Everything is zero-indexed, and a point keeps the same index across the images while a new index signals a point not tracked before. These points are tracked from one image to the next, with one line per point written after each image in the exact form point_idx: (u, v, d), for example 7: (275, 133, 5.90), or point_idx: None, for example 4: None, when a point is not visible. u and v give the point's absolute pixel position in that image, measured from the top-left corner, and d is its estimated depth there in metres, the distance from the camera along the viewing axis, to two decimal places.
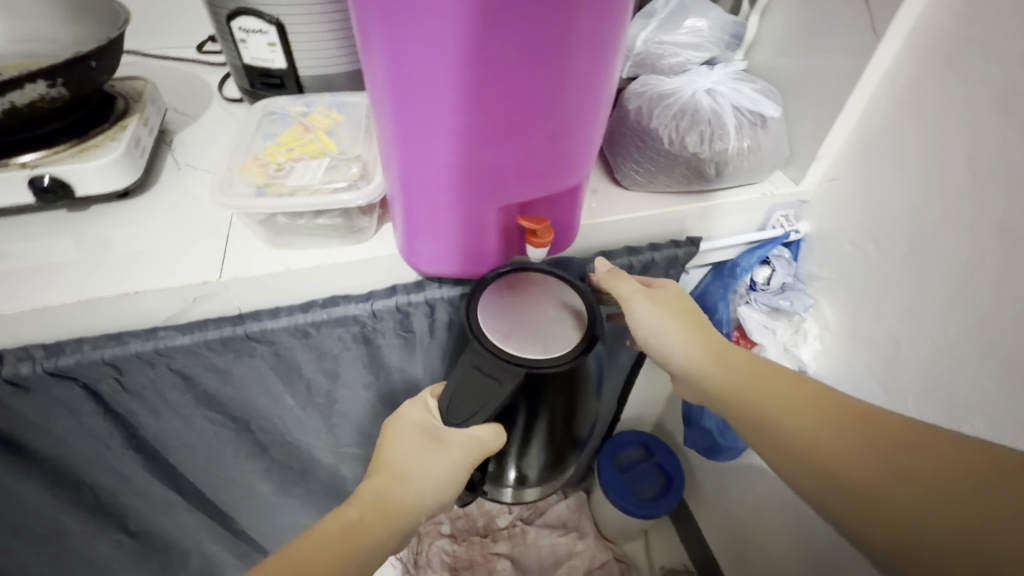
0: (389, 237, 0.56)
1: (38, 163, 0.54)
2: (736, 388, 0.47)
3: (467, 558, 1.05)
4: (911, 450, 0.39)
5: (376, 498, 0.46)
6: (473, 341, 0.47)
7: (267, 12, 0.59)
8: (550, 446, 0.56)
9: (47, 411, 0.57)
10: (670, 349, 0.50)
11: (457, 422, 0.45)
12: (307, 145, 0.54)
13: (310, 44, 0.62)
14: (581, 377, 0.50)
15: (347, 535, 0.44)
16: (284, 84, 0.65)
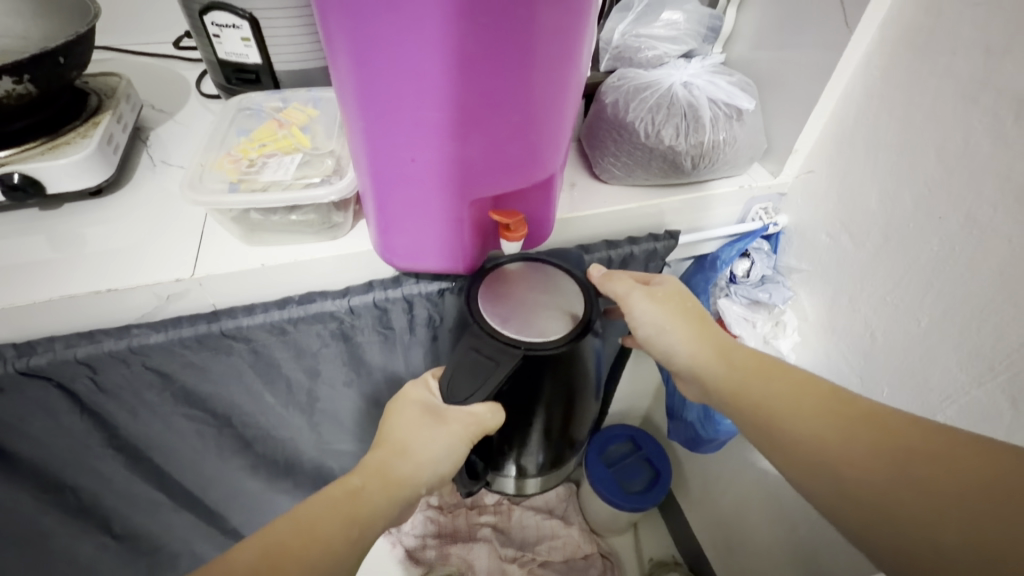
0: (364, 233, 0.56)
1: (7, 161, 0.53)
2: (740, 386, 0.48)
3: (452, 526, 1.09)
4: (920, 456, 0.38)
5: (378, 468, 0.46)
6: (474, 324, 0.48)
7: (240, 7, 0.58)
8: (549, 446, 0.61)
9: (23, 412, 0.56)
10: (672, 348, 0.52)
11: (457, 400, 0.45)
12: (281, 141, 0.54)
13: (283, 39, 0.61)
14: (580, 364, 0.51)
15: (349, 504, 0.43)
16: (260, 79, 0.65)
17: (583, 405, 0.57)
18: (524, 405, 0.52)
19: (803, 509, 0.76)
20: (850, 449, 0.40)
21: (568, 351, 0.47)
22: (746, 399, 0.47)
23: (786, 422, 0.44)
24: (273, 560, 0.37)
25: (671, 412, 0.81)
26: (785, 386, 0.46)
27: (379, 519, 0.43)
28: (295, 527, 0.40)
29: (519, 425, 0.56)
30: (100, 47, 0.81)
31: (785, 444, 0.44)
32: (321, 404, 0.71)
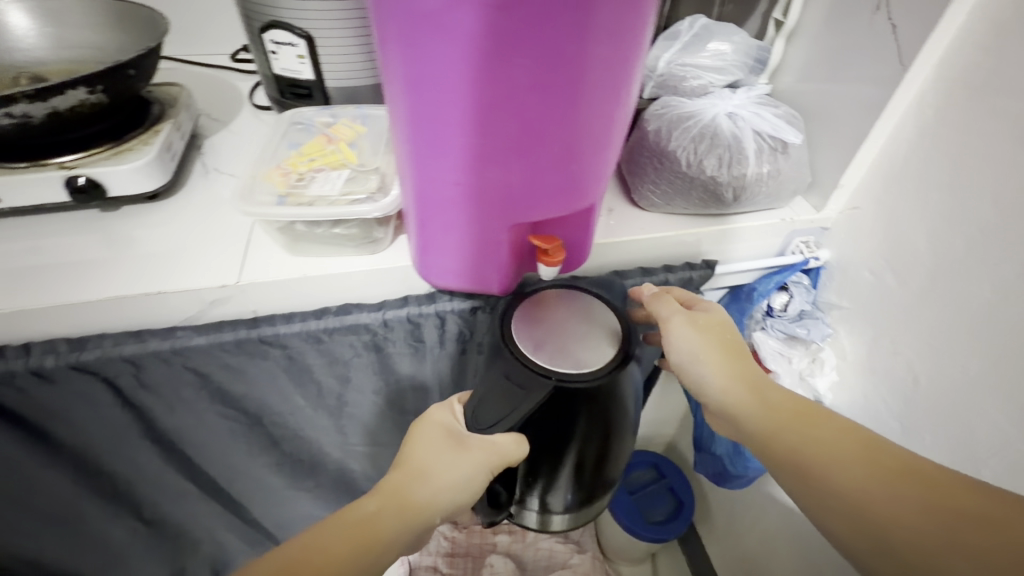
0: (402, 249, 0.57)
1: (75, 164, 0.56)
2: (786, 435, 0.44)
3: (466, 545, 1.08)
4: (960, 513, 0.37)
5: (398, 490, 0.46)
6: (507, 349, 0.48)
7: (298, 26, 0.60)
8: (577, 483, 0.57)
9: (71, 402, 0.58)
10: (702, 381, 0.48)
11: (481, 428, 0.45)
12: (330, 156, 0.55)
13: (337, 57, 0.63)
14: (615, 403, 0.50)
15: (366, 528, 0.43)
16: (312, 95, 0.67)
17: (619, 444, 0.55)
18: (556, 439, 0.50)
19: (832, 555, 0.73)
20: (921, 527, 0.38)
21: (602, 385, 0.46)
22: (794, 452, 0.44)
23: (841, 486, 0.41)
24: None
25: (698, 443, 0.80)
26: (834, 438, 0.43)
27: (392, 546, 0.43)
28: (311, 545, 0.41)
29: (547, 460, 0.54)
30: (164, 56, 0.86)
31: (841, 512, 0.41)
32: (349, 411, 0.72)
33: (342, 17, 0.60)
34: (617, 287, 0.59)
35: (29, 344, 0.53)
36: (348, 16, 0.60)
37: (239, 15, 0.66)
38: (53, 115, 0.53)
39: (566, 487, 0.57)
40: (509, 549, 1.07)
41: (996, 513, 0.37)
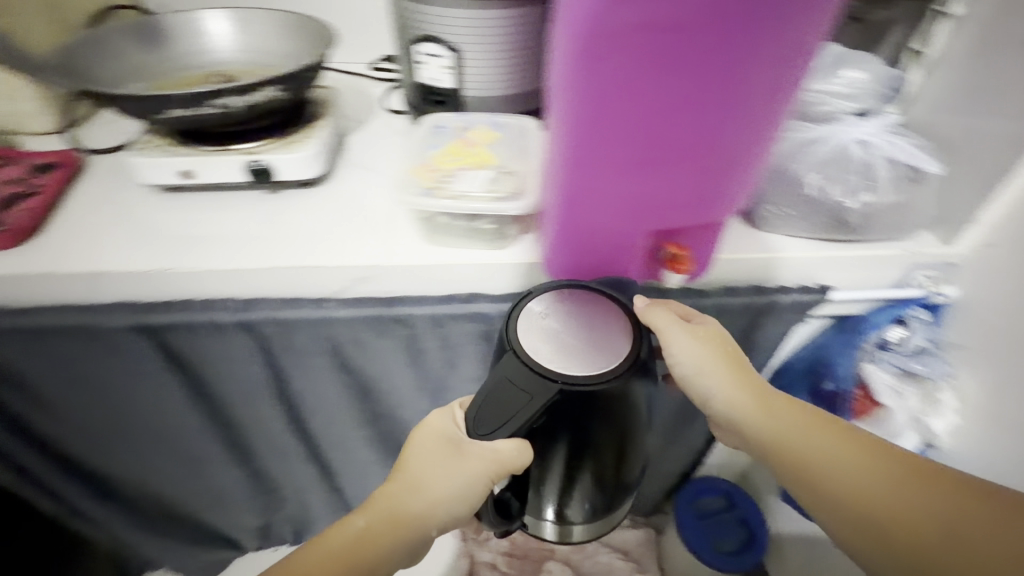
0: (526, 247, 0.61)
1: (252, 151, 0.64)
2: (795, 449, 0.50)
3: (524, 549, 1.10)
4: (946, 508, 0.45)
5: (395, 504, 0.50)
6: (511, 350, 0.48)
7: (449, 39, 0.67)
8: (597, 491, 0.56)
9: (221, 359, 0.66)
10: (711, 396, 0.53)
11: (483, 432, 0.45)
12: (472, 156, 0.60)
13: (477, 69, 0.69)
14: (626, 407, 0.49)
15: (364, 542, 0.48)
16: (448, 102, 0.73)
17: (638, 449, 0.54)
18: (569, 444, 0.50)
19: None
20: (920, 529, 0.45)
21: (610, 388, 0.47)
22: (804, 463, 0.49)
23: (847, 493, 0.47)
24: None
25: None
26: (839, 448, 0.49)
27: (391, 555, 0.49)
28: (315, 556, 0.48)
29: (564, 475, 0.53)
30: None
31: (847, 515, 0.47)
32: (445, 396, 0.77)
33: (488, 33, 0.66)
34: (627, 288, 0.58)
35: (203, 301, 0.61)
36: (494, 32, 0.66)
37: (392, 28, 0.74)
38: (244, 107, 0.61)
39: (583, 496, 0.56)
40: (567, 558, 1.08)
41: (974, 505, 0.44)
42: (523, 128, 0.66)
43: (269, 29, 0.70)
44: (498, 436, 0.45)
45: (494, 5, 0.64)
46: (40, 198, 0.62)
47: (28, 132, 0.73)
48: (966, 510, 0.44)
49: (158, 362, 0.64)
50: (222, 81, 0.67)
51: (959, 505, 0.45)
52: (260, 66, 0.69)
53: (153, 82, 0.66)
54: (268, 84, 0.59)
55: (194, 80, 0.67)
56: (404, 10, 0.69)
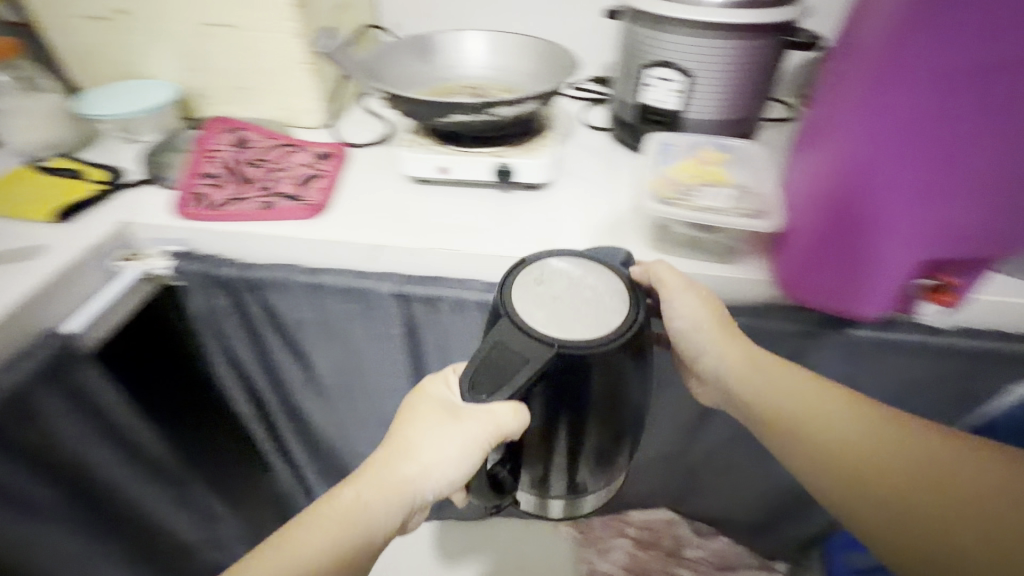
0: (750, 265, 0.63)
1: (500, 152, 0.72)
2: (769, 398, 0.53)
3: (644, 567, 1.06)
4: (935, 469, 0.47)
5: (381, 477, 0.46)
6: (504, 316, 0.47)
7: (685, 65, 0.72)
8: (596, 464, 0.55)
9: (444, 333, 0.73)
10: (725, 364, 0.54)
11: (478, 399, 0.45)
12: (710, 174, 0.64)
13: (702, 93, 0.74)
14: (619, 377, 0.48)
15: (345, 525, 0.44)
16: (665, 123, 0.78)
17: (628, 416, 0.53)
18: (563, 411, 0.49)
19: None
20: (886, 485, 0.48)
21: (612, 352, 0.46)
22: (773, 413, 0.52)
23: (810, 442, 0.51)
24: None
25: None
26: (801, 404, 0.52)
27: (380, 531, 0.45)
28: (283, 553, 0.43)
29: (534, 446, 0.52)
30: None
31: (835, 472, 0.49)
32: None
33: (724, 61, 0.71)
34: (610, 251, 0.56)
35: (450, 279, 0.69)
36: (730, 60, 0.71)
37: (622, 53, 0.80)
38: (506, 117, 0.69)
39: (589, 471, 0.56)
40: None
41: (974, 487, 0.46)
42: (751, 153, 0.70)
43: (514, 52, 0.80)
44: (495, 404, 0.44)
45: (738, 34, 0.68)
46: (325, 179, 0.74)
47: (299, 126, 0.88)
48: (982, 495, 0.45)
49: (399, 329, 0.74)
50: (474, 93, 0.77)
51: (940, 476, 0.47)
52: (506, 83, 0.79)
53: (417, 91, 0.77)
54: (539, 96, 0.67)
55: (445, 89, 0.78)
56: (642, 37, 0.74)
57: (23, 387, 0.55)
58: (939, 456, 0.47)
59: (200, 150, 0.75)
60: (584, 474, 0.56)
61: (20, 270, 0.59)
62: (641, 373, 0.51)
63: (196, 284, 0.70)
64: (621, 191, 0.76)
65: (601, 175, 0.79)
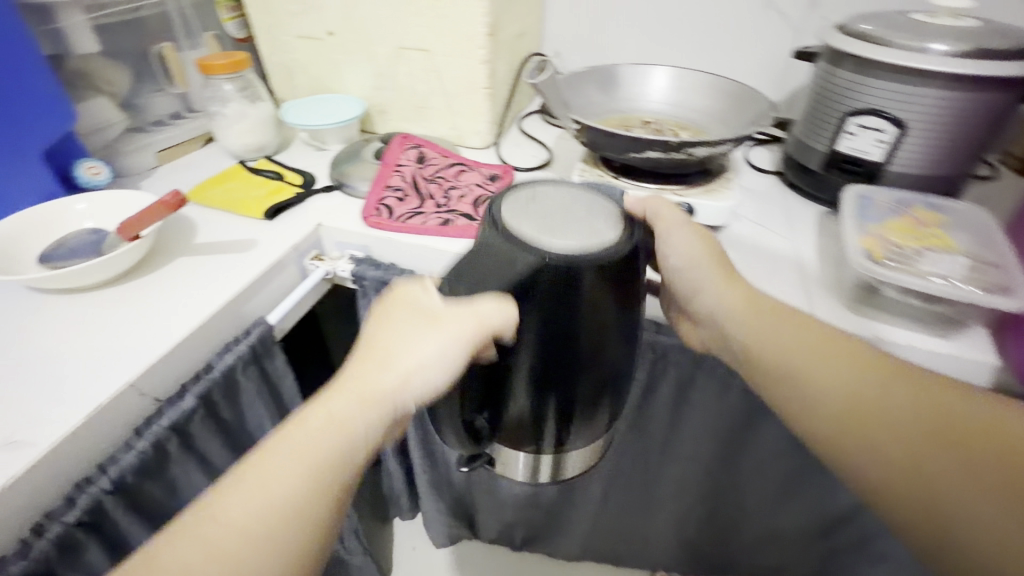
0: (976, 342, 0.56)
1: (683, 192, 0.69)
2: (775, 353, 0.48)
3: None
4: (956, 440, 0.41)
5: (358, 390, 0.39)
6: (492, 224, 0.42)
7: (902, 115, 0.65)
8: (590, 418, 0.45)
9: None
10: (720, 297, 0.51)
11: (460, 299, 0.41)
12: (930, 239, 0.59)
13: (915, 147, 0.67)
14: (613, 299, 0.40)
15: (316, 447, 0.37)
16: (861, 174, 0.71)
17: (623, 358, 0.44)
18: (547, 335, 0.40)
19: None
20: (876, 426, 0.44)
21: (602, 266, 0.39)
22: (798, 367, 0.47)
23: (826, 388, 0.46)
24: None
25: None
26: (811, 351, 0.47)
27: (356, 448, 0.38)
28: (248, 482, 0.35)
29: (518, 396, 0.42)
30: None
31: (839, 417, 0.45)
32: (774, 456, 0.73)
33: (951, 113, 0.64)
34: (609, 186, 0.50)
35: None
36: (957, 113, 0.64)
37: (815, 95, 0.74)
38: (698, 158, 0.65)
39: (588, 427, 0.46)
40: None
41: (975, 440, 0.41)
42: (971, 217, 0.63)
43: (694, 87, 0.79)
44: (477, 301, 0.39)
45: (976, 87, 0.61)
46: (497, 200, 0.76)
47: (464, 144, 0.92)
48: (1005, 451, 0.40)
49: None
50: (654, 131, 0.75)
51: (959, 433, 0.41)
52: (682, 119, 0.78)
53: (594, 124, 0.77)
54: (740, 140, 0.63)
55: (623, 124, 0.78)
56: (848, 81, 0.68)
57: (233, 370, 0.59)
58: (952, 407, 0.43)
59: (385, 165, 0.78)
60: (577, 432, 0.46)
61: (234, 262, 0.65)
62: (630, 311, 0.43)
63: (371, 290, 0.72)
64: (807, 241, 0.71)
65: (779, 222, 0.75)
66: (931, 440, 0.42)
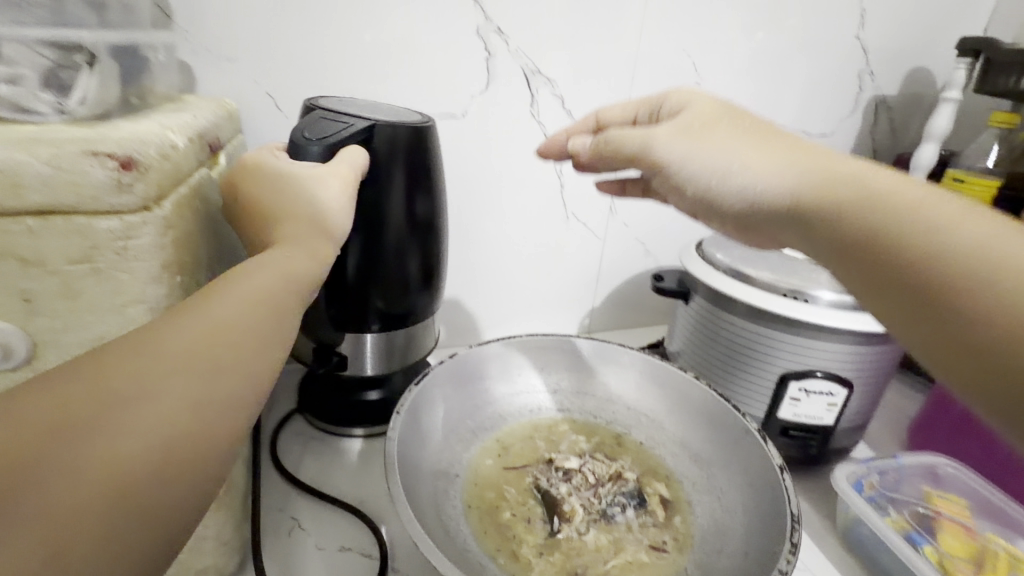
0: None
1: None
2: (851, 194, 0.30)
3: None
4: None
5: (273, 259, 0.30)
6: (310, 141, 0.38)
7: (844, 373, 0.52)
8: (401, 279, 0.47)
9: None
10: (730, 159, 0.34)
11: (312, 158, 0.38)
12: (993, 562, 0.43)
13: (857, 403, 0.55)
14: (427, 161, 0.45)
15: (237, 302, 0.27)
16: (818, 442, 0.56)
17: (428, 224, 0.47)
18: (384, 185, 0.43)
19: None
20: (878, 189, 0.29)
21: (424, 127, 0.45)
22: (835, 195, 0.30)
23: (847, 204, 0.30)
24: (113, 501, 0.20)
25: None
26: (815, 166, 0.32)
27: (289, 290, 0.29)
28: (105, 374, 0.22)
29: (370, 270, 0.45)
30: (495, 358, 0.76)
31: (831, 180, 0.31)
32: None
33: (874, 365, 0.53)
34: (386, 113, 0.46)
35: None
36: (881, 363, 0.53)
37: (727, 344, 0.57)
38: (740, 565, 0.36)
39: (404, 291, 0.48)
40: None
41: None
42: (873, 435, 0.64)
43: (572, 368, 0.53)
44: (341, 158, 0.38)
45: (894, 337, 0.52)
46: None
47: None
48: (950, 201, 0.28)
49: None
50: (586, 494, 0.43)
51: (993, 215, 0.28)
52: (594, 428, 0.52)
53: (488, 527, 0.40)
54: (798, 518, 0.34)
55: (526, 491, 0.44)
56: (758, 332, 0.54)
57: None
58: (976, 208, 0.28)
59: None
60: (374, 320, 0.48)
61: None
62: (437, 219, 0.48)
63: None
64: (817, 554, 0.49)
65: None
66: (894, 194, 0.29)
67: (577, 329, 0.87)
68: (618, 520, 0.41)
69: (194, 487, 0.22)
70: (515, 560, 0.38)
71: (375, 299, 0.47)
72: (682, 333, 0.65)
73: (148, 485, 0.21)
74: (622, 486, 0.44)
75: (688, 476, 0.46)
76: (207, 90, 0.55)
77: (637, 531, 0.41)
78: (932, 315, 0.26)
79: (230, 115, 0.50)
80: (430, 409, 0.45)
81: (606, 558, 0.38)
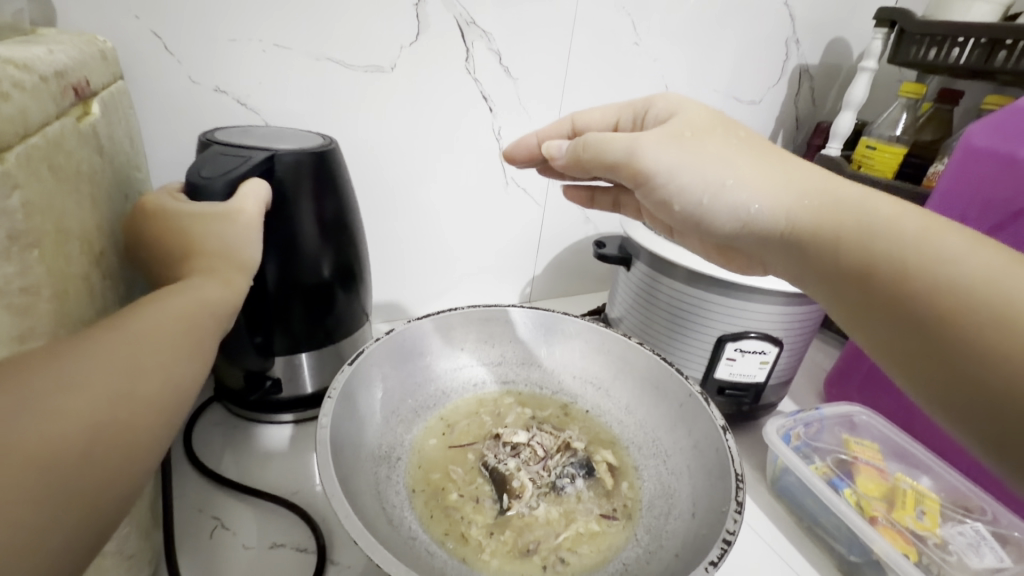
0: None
1: None
2: (844, 219, 0.31)
3: None
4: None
5: (197, 282, 0.31)
6: (204, 179, 0.36)
7: (776, 333, 0.55)
8: (320, 299, 0.46)
9: None
10: (724, 174, 0.34)
11: (210, 198, 0.35)
12: (903, 499, 0.47)
13: (785, 362, 0.58)
14: (337, 184, 0.45)
15: (174, 316, 0.27)
16: (750, 399, 0.58)
17: (343, 243, 0.47)
18: (295, 208, 0.42)
19: None
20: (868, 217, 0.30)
21: (328, 150, 0.44)
22: (827, 219, 0.31)
23: (846, 228, 0.31)
24: (41, 475, 0.19)
25: None
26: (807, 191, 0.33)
27: (215, 313, 0.30)
28: (49, 361, 0.21)
29: (288, 293, 0.44)
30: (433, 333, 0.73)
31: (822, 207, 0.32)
32: None
33: (797, 332, 0.56)
34: (286, 139, 0.44)
35: None
36: (803, 332, 0.57)
37: (660, 315, 0.59)
38: (689, 526, 0.36)
39: (323, 309, 0.47)
40: None
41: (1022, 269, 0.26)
42: (795, 389, 0.68)
43: (514, 340, 0.51)
44: (240, 191, 0.36)
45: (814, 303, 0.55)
46: None
47: None
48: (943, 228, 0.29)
49: None
50: (536, 469, 0.42)
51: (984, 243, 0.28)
52: (539, 398, 0.51)
53: (435, 511, 0.38)
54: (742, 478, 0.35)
55: (473, 470, 0.42)
56: (696, 297, 0.55)
57: None
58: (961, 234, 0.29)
59: None
60: (296, 342, 0.47)
61: None
62: (352, 237, 0.48)
63: None
64: (750, 503, 0.51)
65: None
66: (891, 223, 0.30)
67: (517, 298, 0.86)
68: (567, 490, 0.41)
69: (120, 478, 0.22)
70: (465, 543, 0.36)
71: (293, 318, 0.45)
72: (620, 300, 0.65)
73: (78, 468, 0.20)
74: (569, 457, 0.44)
75: (633, 441, 0.46)
76: (72, 25, 0.46)
77: (588, 501, 0.40)
78: (913, 331, 0.27)
79: (104, 56, 0.42)
80: (368, 388, 0.41)
81: (558, 531, 0.38)
